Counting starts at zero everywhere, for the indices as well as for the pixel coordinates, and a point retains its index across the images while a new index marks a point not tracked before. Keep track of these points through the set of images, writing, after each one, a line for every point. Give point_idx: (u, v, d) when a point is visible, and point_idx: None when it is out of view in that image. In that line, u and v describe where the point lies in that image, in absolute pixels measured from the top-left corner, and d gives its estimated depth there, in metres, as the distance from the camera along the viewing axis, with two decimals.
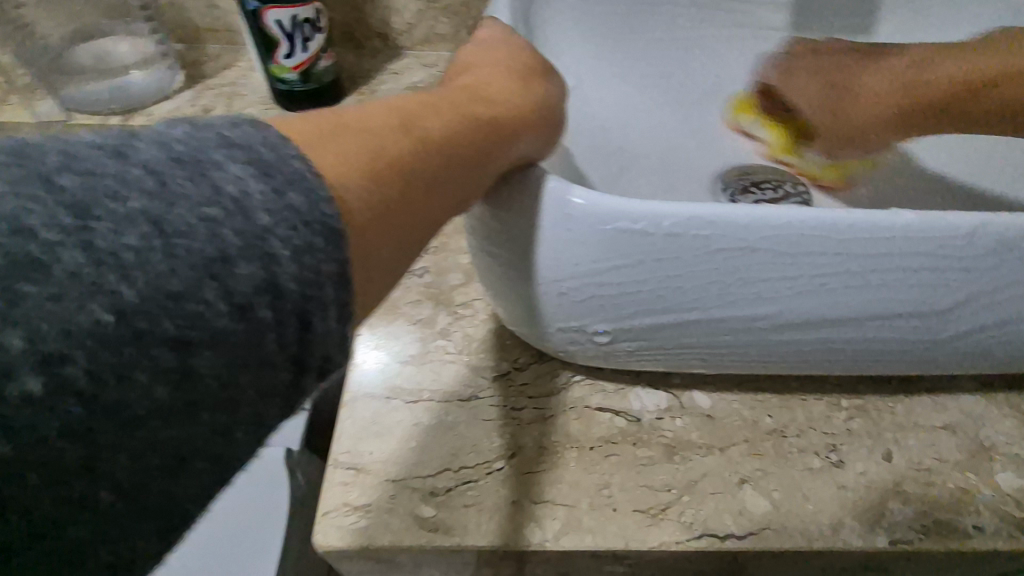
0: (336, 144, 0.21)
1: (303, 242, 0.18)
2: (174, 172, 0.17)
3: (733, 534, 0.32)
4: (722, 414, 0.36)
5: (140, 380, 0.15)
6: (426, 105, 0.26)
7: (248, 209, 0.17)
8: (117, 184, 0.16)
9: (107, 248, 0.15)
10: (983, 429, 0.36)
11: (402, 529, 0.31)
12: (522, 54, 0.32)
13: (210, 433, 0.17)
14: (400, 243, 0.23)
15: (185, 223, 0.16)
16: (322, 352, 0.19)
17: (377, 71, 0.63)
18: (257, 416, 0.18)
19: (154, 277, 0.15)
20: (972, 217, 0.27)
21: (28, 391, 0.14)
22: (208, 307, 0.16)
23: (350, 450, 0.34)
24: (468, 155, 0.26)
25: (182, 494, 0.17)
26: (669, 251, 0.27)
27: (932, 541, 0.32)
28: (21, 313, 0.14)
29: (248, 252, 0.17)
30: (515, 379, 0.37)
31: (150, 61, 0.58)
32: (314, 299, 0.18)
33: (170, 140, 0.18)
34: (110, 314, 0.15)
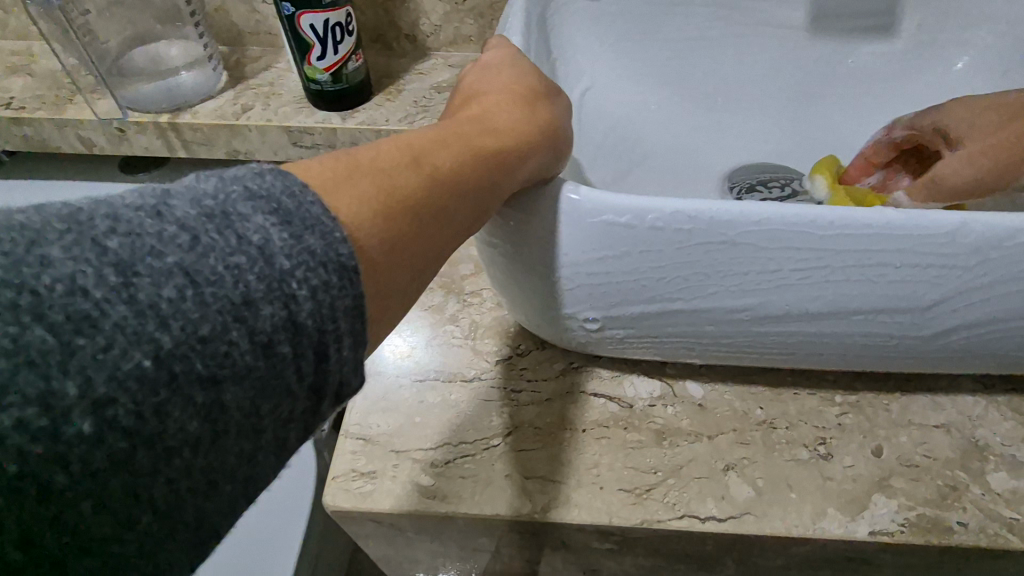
0: (350, 186, 0.21)
1: (320, 281, 0.18)
2: (205, 226, 0.17)
3: (714, 516, 0.33)
4: (713, 404, 0.38)
5: (178, 419, 0.15)
6: (435, 138, 0.26)
7: (272, 255, 0.17)
8: (153, 242, 0.16)
9: (147, 299, 0.15)
10: (980, 429, 0.36)
11: (403, 495, 0.34)
12: (532, 75, 0.32)
13: (239, 460, 0.17)
14: (414, 277, 0.24)
15: (215, 271, 0.16)
16: (339, 377, 0.19)
17: (405, 71, 0.66)
18: (279, 441, 0.18)
19: (188, 323, 0.15)
20: (956, 216, 0.27)
21: (77, 434, 0.14)
22: (234, 347, 0.16)
23: (360, 422, 0.37)
24: (479, 186, 0.26)
25: (212, 519, 0.17)
26: (651, 243, 0.28)
27: (913, 534, 0.32)
28: (75, 363, 0.14)
29: (271, 294, 0.17)
30: (517, 364, 0.40)
31: (196, 63, 0.62)
32: (329, 332, 0.18)
33: (199, 193, 0.17)
34: (149, 359, 0.15)
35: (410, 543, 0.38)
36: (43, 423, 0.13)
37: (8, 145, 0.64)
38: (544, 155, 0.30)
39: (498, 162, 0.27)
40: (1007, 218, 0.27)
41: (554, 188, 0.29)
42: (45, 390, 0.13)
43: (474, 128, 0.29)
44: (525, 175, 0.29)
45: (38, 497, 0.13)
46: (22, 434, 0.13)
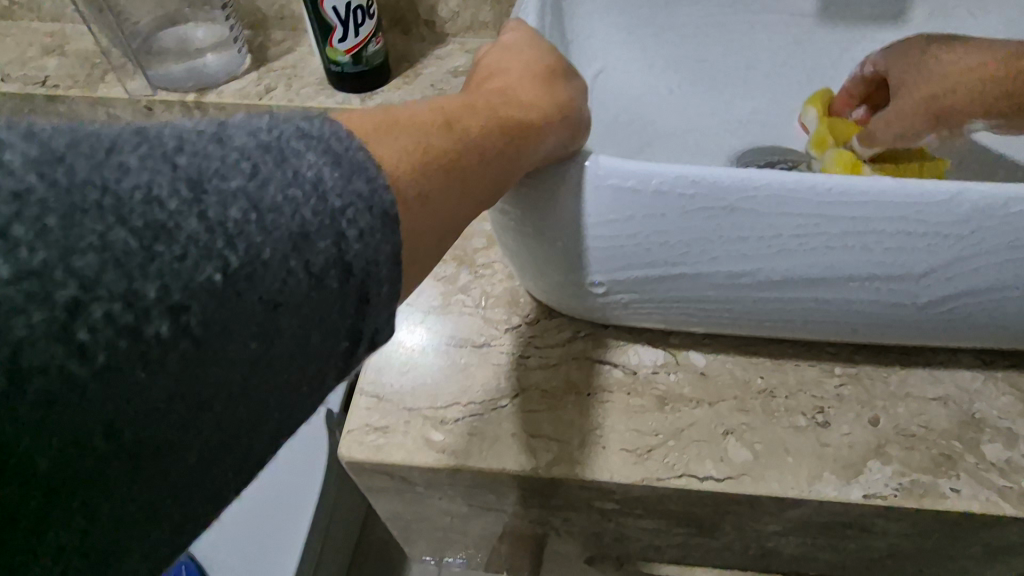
0: (391, 140, 0.22)
1: (368, 225, 0.19)
2: (264, 157, 0.18)
3: (712, 476, 0.34)
4: (714, 372, 0.39)
5: (238, 335, 0.17)
6: (464, 107, 0.27)
7: (326, 193, 0.18)
8: (219, 166, 0.17)
9: (217, 219, 0.16)
10: (977, 402, 0.37)
11: (415, 449, 0.36)
12: (554, 52, 0.33)
13: (283, 388, 0.18)
14: (445, 236, 0.24)
15: (276, 201, 0.17)
16: (373, 325, 0.20)
17: (422, 56, 0.68)
18: (316, 378, 0.19)
19: (251, 246, 0.16)
20: (950, 185, 0.28)
21: (157, 333, 0.15)
22: (291, 276, 0.17)
23: (374, 381, 0.39)
24: (505, 154, 0.27)
25: (257, 438, 0.19)
26: (656, 207, 0.30)
27: (906, 498, 0.33)
28: (156, 268, 0.15)
29: (324, 229, 0.18)
30: (525, 331, 0.41)
31: (223, 44, 0.64)
32: (372, 277, 0.19)
33: (258, 128, 0.18)
34: (219, 275, 0.16)
35: (420, 499, 0.40)
36: (127, 319, 0.15)
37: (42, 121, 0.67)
38: (569, 129, 0.30)
39: (525, 131, 0.28)
40: (1002, 188, 0.28)
41: (580, 162, 0.30)
42: (128, 290, 0.14)
43: (500, 99, 0.29)
44: (550, 146, 0.29)
45: (119, 388, 0.15)
46: (112, 326, 0.14)
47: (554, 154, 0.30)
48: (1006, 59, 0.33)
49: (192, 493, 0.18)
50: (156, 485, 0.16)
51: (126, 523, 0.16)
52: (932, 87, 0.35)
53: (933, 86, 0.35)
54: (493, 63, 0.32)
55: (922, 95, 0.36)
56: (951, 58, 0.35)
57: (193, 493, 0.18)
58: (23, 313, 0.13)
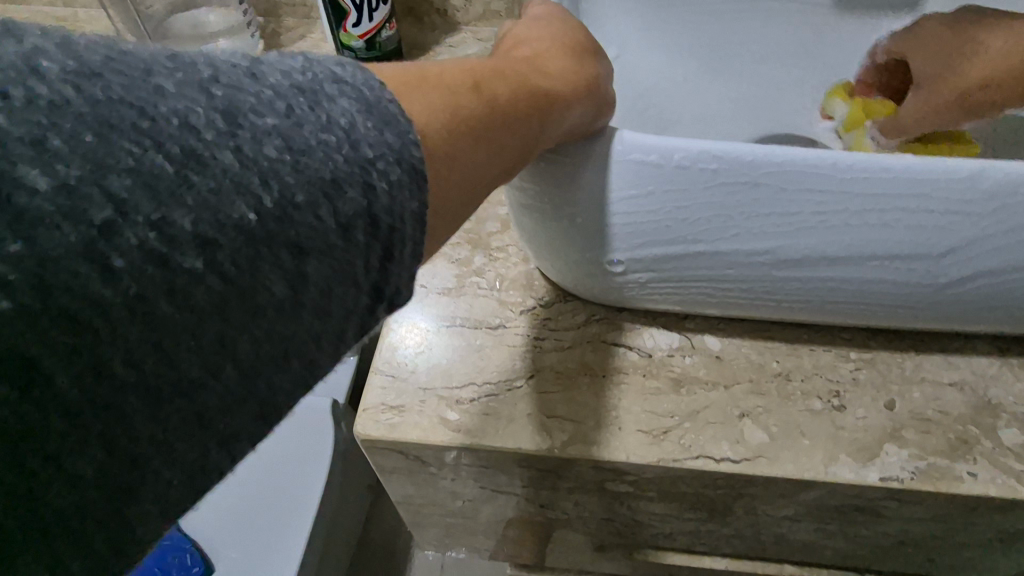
0: (422, 100, 0.22)
1: (397, 178, 0.19)
2: (297, 98, 0.18)
3: (728, 458, 0.34)
4: (730, 356, 0.39)
5: (266, 276, 0.17)
6: (492, 72, 0.27)
7: (357, 141, 0.18)
8: (255, 102, 0.17)
9: (252, 155, 0.16)
10: (993, 388, 0.37)
11: (430, 427, 0.36)
12: (581, 27, 0.33)
13: (307, 337, 0.18)
14: (468, 201, 0.24)
15: (309, 142, 0.17)
16: (396, 283, 0.21)
17: (435, 44, 0.68)
18: (340, 335, 0.20)
19: (283, 186, 0.17)
20: (973, 163, 0.28)
21: (188, 264, 0.15)
22: (320, 220, 0.17)
23: (388, 361, 0.39)
24: (531, 122, 0.27)
25: (280, 386, 0.18)
26: (676, 182, 0.29)
27: (922, 481, 0.33)
28: (190, 197, 0.15)
29: (355, 178, 0.18)
30: (540, 314, 0.41)
31: (236, 30, 0.64)
32: (397, 233, 0.20)
33: (292, 69, 0.18)
34: (251, 212, 0.16)
35: (431, 480, 0.40)
36: (161, 246, 0.15)
37: None
38: (596, 102, 0.30)
39: (550, 100, 0.28)
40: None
41: (606, 136, 0.30)
42: (162, 216, 0.15)
43: (527, 68, 0.29)
44: (575, 118, 0.29)
45: (150, 314, 0.15)
46: (144, 252, 0.15)
47: (577, 130, 0.30)
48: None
49: (216, 435, 0.18)
50: (181, 420, 0.16)
51: (144, 461, 0.16)
52: (968, 76, 0.34)
53: (963, 78, 0.34)
54: (521, 33, 0.32)
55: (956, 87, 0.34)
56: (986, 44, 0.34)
57: (217, 436, 0.18)
58: (59, 227, 0.14)
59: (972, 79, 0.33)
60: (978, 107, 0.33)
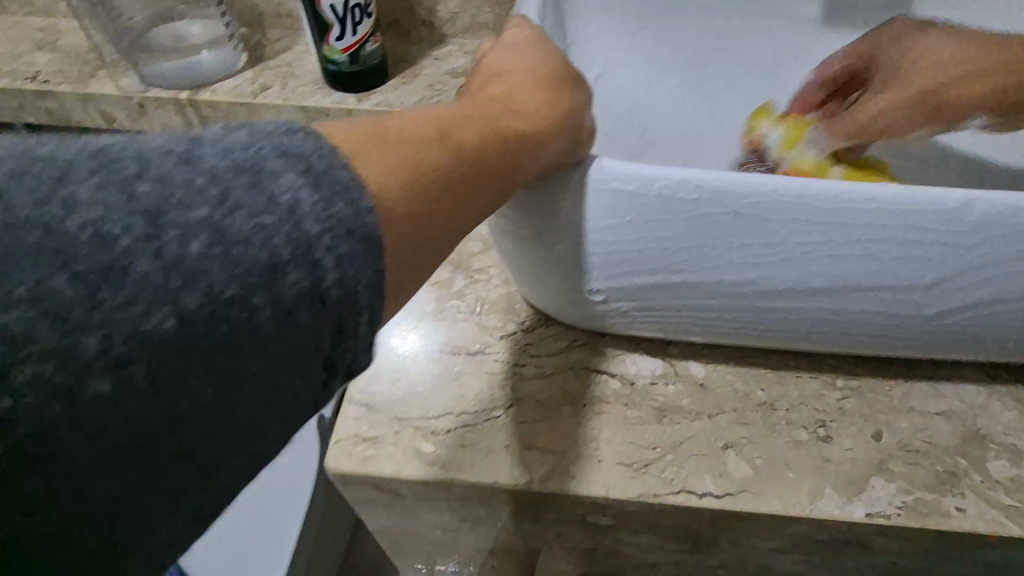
0: (381, 157, 0.21)
1: (347, 251, 0.18)
2: (234, 180, 0.17)
3: (712, 492, 0.33)
4: (715, 384, 0.38)
5: (194, 380, 0.16)
6: (460, 117, 0.26)
7: (299, 218, 0.17)
8: (184, 194, 0.16)
9: (174, 256, 0.16)
10: (982, 417, 0.36)
11: (405, 461, 0.34)
12: (558, 58, 0.32)
13: (249, 427, 0.18)
14: (438, 253, 0.23)
15: (242, 230, 0.17)
16: (351, 356, 0.19)
17: (420, 57, 0.67)
18: (290, 415, 0.19)
19: (212, 283, 0.16)
20: (962, 192, 0.27)
21: (99, 388, 0.15)
22: (256, 311, 0.17)
23: (364, 390, 0.38)
24: (502, 165, 0.26)
25: (223, 480, 0.18)
26: (657, 212, 0.28)
27: (910, 516, 0.32)
28: (100, 317, 0.15)
29: (296, 260, 0.17)
30: (520, 339, 0.40)
31: (218, 42, 0.63)
32: (350, 308, 0.18)
33: (232, 147, 0.18)
34: (172, 319, 0.16)
35: (409, 512, 0.39)
36: (67, 375, 0.15)
37: (31, 118, 0.65)
38: (574, 137, 0.29)
39: (521, 144, 0.27)
40: (1012, 197, 0.27)
41: (583, 165, 0.29)
42: (68, 342, 0.14)
43: (499, 106, 0.28)
44: (548, 159, 0.28)
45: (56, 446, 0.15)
46: (46, 385, 0.14)
47: (559, 159, 0.29)
48: (1003, 52, 0.31)
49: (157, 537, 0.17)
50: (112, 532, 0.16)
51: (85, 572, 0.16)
52: (927, 78, 0.33)
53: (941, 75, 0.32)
54: (493, 69, 0.31)
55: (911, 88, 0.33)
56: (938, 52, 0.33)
57: (159, 537, 0.17)
58: None
59: (932, 80, 0.32)
60: (941, 109, 0.32)
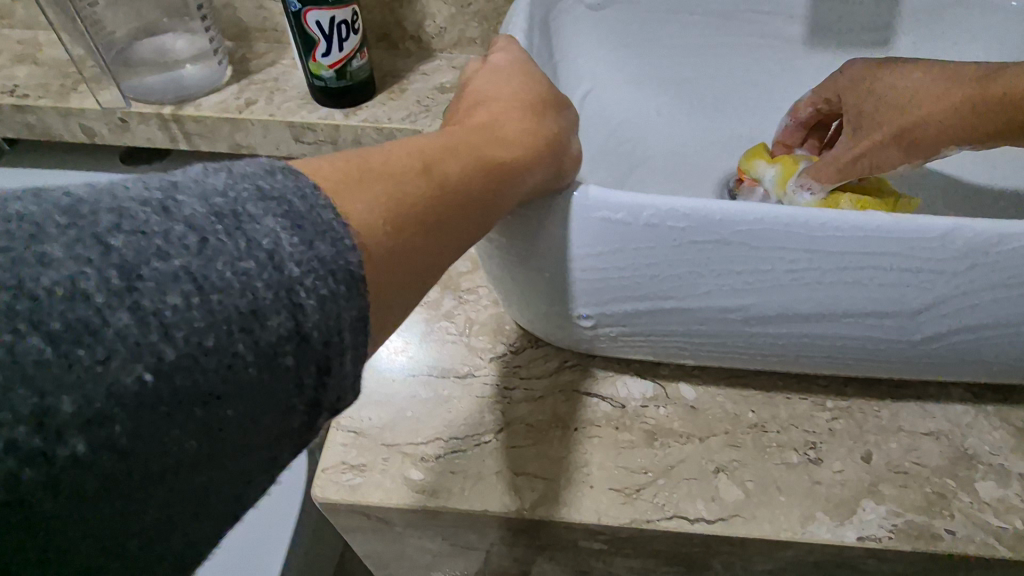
0: (363, 192, 0.22)
1: (329, 292, 0.18)
2: (213, 227, 0.17)
3: (703, 518, 0.33)
4: (705, 406, 0.38)
5: (170, 434, 0.16)
6: (446, 147, 0.26)
7: (281, 262, 0.18)
8: (162, 244, 0.16)
9: (151, 310, 0.16)
10: (969, 438, 0.37)
11: (393, 489, 0.34)
12: (546, 82, 0.32)
13: (231, 471, 0.18)
14: (420, 284, 0.24)
15: (221, 278, 0.17)
16: (337, 392, 0.20)
17: (408, 71, 0.66)
18: (270, 457, 0.19)
19: (191, 335, 0.16)
20: (948, 220, 0.27)
21: (69, 453, 0.15)
22: (238, 358, 0.17)
23: (351, 415, 0.37)
24: (486, 193, 0.26)
25: (198, 527, 0.18)
26: (646, 241, 0.28)
27: (901, 539, 0.32)
28: (75, 378, 0.15)
29: (278, 304, 0.17)
30: (510, 361, 0.40)
31: (202, 56, 0.62)
32: (334, 345, 0.19)
33: (211, 192, 0.18)
34: (149, 374, 0.15)
35: (398, 538, 0.38)
36: (36, 442, 0.14)
37: (9, 132, 0.64)
38: (559, 162, 0.29)
39: (505, 172, 0.27)
40: (997, 225, 0.27)
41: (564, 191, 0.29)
42: (39, 407, 0.14)
43: (483, 134, 0.29)
44: (534, 186, 0.28)
45: (29, 515, 0.14)
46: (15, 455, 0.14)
47: (548, 185, 0.29)
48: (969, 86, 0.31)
49: None
50: None
51: None
52: (896, 115, 0.33)
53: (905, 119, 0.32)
54: (481, 94, 0.32)
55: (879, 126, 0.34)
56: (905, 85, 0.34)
57: None
58: None
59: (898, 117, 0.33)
60: (916, 143, 0.32)
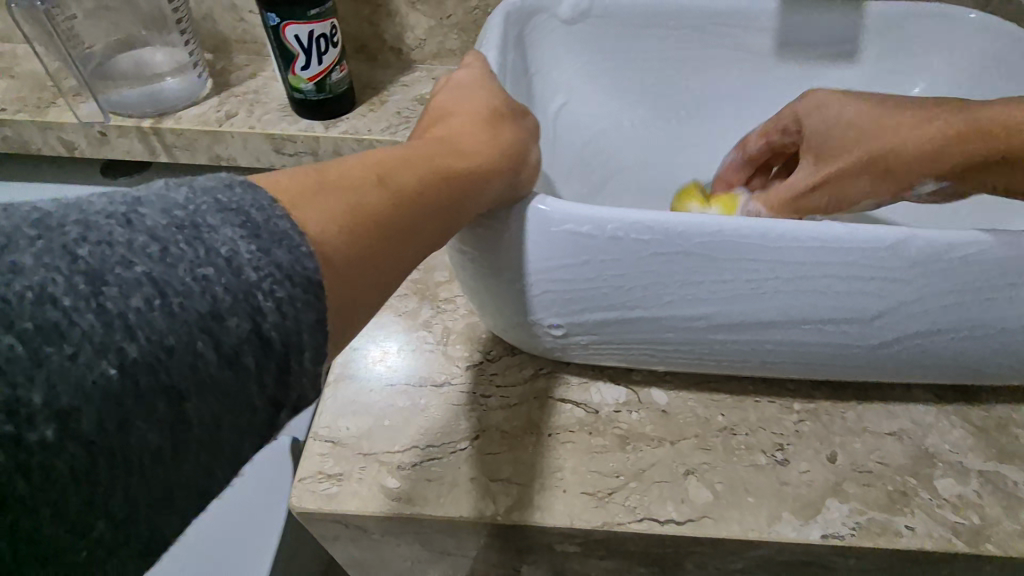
0: (320, 203, 0.22)
1: (287, 294, 0.19)
2: (175, 236, 0.18)
3: (673, 519, 0.34)
4: (676, 411, 0.39)
5: (137, 426, 0.16)
6: (404, 159, 0.27)
7: (240, 267, 0.18)
8: (125, 251, 0.17)
9: (117, 310, 0.16)
10: (930, 437, 0.38)
11: (369, 497, 0.34)
12: (503, 96, 0.34)
13: (198, 471, 0.18)
14: (379, 291, 0.24)
15: (182, 283, 0.17)
16: (299, 392, 0.20)
17: (389, 83, 0.67)
18: (237, 457, 0.19)
19: (154, 333, 0.17)
20: (898, 230, 0.29)
21: (40, 439, 0.15)
22: (200, 357, 0.17)
23: (329, 425, 0.37)
24: (446, 204, 0.27)
25: (165, 527, 0.18)
26: (610, 253, 0.29)
27: (863, 537, 0.33)
28: (42, 372, 0.15)
29: (237, 306, 0.18)
30: (486, 369, 0.40)
31: (181, 69, 0.62)
32: (294, 347, 0.19)
33: (172, 205, 0.19)
34: (115, 369, 0.16)
35: (377, 546, 0.39)
36: (8, 429, 0.14)
37: None
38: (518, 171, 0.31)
39: (463, 182, 0.28)
40: (943, 234, 0.29)
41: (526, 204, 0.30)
42: (11, 396, 0.14)
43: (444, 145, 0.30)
44: (493, 195, 0.29)
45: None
46: None
47: (505, 195, 0.30)
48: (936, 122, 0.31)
49: None
50: None
51: None
52: (871, 140, 0.32)
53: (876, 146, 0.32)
54: (441, 109, 0.33)
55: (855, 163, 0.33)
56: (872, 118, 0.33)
57: None
58: None
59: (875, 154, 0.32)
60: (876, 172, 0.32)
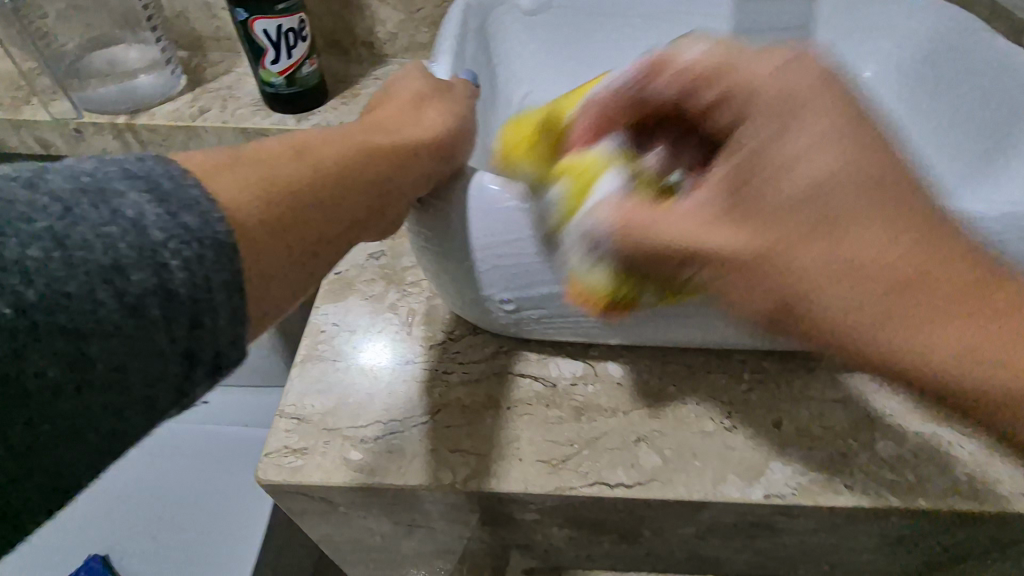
0: (235, 172, 0.26)
1: (192, 254, 0.21)
2: (79, 199, 0.20)
3: (623, 483, 0.35)
4: (630, 383, 0.40)
5: (34, 361, 0.18)
6: (327, 140, 0.31)
7: (144, 226, 0.20)
8: (26, 209, 0.19)
9: (14, 259, 0.18)
10: (873, 402, 0.40)
11: (332, 469, 0.36)
12: (432, 88, 0.37)
13: (101, 412, 0.20)
14: (304, 251, 0.28)
15: (83, 238, 0.19)
16: (209, 347, 0.22)
17: (361, 77, 0.68)
18: (146, 400, 0.21)
19: (52, 280, 0.19)
20: None
21: None
22: (100, 306, 0.19)
23: (295, 403, 0.39)
24: (369, 175, 0.31)
25: (69, 462, 0.20)
26: (554, 226, 0.31)
27: (803, 495, 0.35)
28: None
29: (139, 261, 0.20)
30: (449, 348, 0.42)
31: (154, 65, 0.64)
32: (202, 303, 0.21)
33: (78, 174, 0.21)
34: (10, 310, 0.18)
35: (346, 519, 0.40)
36: None
37: None
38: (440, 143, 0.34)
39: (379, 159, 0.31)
40: None
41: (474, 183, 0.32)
42: None
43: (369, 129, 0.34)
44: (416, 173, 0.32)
45: None
46: None
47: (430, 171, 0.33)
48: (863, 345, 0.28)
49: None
50: None
51: None
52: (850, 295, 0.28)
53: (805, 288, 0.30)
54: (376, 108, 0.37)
55: (692, 247, 0.26)
56: (868, 226, 0.25)
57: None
58: None
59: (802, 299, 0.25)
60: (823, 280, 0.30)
